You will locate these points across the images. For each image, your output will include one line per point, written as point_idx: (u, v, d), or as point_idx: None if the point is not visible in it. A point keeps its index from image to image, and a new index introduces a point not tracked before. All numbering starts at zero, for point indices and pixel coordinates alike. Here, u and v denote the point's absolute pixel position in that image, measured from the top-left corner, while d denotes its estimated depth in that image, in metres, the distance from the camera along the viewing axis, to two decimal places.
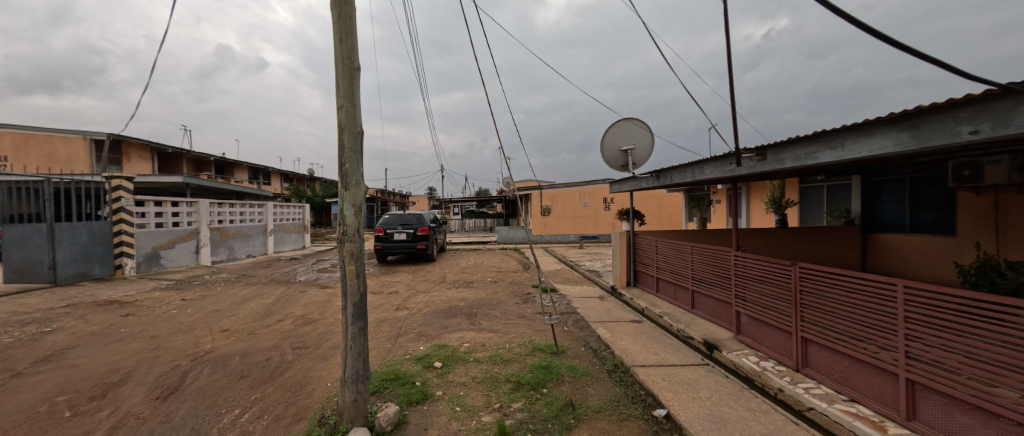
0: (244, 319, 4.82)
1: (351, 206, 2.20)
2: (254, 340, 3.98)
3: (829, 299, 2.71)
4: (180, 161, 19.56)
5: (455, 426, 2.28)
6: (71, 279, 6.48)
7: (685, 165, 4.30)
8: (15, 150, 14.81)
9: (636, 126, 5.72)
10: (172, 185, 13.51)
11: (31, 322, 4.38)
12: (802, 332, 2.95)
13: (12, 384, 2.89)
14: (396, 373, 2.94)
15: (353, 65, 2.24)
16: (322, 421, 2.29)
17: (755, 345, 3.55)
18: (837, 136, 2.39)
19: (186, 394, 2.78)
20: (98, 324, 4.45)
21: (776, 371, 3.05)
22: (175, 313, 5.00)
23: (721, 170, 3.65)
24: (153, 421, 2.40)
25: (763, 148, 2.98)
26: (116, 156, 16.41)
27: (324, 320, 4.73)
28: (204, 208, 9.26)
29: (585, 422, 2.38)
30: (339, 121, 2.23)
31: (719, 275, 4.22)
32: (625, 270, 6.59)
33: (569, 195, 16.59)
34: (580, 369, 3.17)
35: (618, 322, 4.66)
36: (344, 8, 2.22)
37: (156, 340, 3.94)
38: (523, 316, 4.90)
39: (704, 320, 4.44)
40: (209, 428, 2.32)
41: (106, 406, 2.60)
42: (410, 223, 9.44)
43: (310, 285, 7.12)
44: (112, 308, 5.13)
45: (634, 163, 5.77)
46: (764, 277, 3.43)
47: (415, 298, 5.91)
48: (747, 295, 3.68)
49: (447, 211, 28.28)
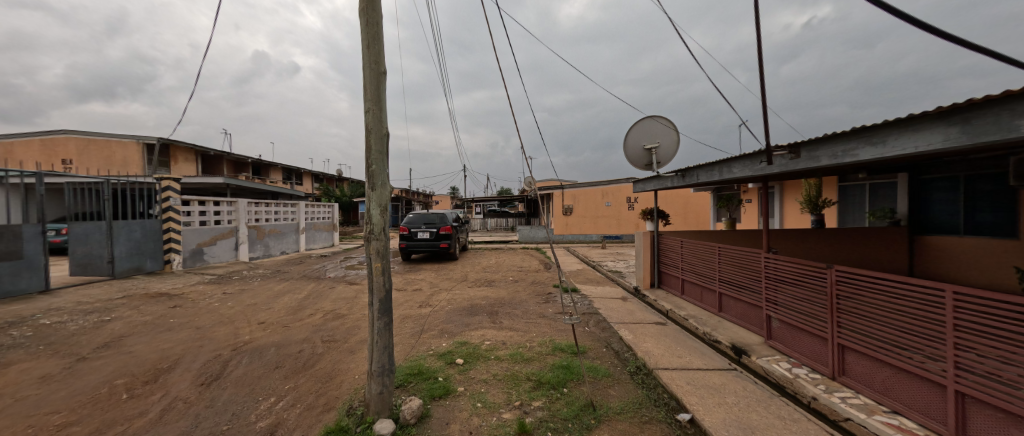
0: (279, 312, 5.11)
1: (378, 205, 2.29)
2: (287, 333, 4.20)
3: (869, 304, 2.57)
4: (221, 164, 20.88)
5: (476, 422, 2.33)
6: (126, 272, 7.04)
7: (711, 164, 4.18)
8: (79, 154, 16.36)
9: (661, 124, 5.59)
10: (213, 186, 14.44)
11: (92, 312, 4.78)
12: (839, 338, 2.80)
13: (78, 367, 3.19)
14: (420, 368, 3.02)
15: (380, 70, 2.32)
16: (351, 411, 2.41)
17: (785, 349, 3.41)
18: (877, 131, 2.26)
19: (227, 382, 2.97)
20: (150, 314, 4.83)
21: (810, 379, 2.92)
22: (217, 306, 5.36)
23: (751, 168, 3.51)
24: (197, 406, 2.59)
25: (796, 145, 2.85)
26: (165, 159, 17.67)
27: (351, 315, 4.93)
28: (243, 207, 9.80)
29: (606, 423, 2.36)
30: (367, 123, 2.33)
31: (748, 277, 4.07)
32: (649, 271, 6.45)
33: (590, 195, 16.45)
34: (601, 370, 3.15)
35: (640, 323, 4.58)
36: (371, 15, 2.30)
37: (201, 331, 4.24)
38: (544, 315, 4.91)
39: (733, 324, 4.29)
40: (248, 414, 2.48)
41: (157, 390, 2.82)
42: (434, 221, 9.63)
43: (339, 281, 7.42)
44: (161, 300, 5.55)
45: (658, 162, 5.63)
46: (797, 280, 3.29)
47: (438, 296, 6.04)
48: (779, 298, 3.53)
49: (467, 210, 28.64)
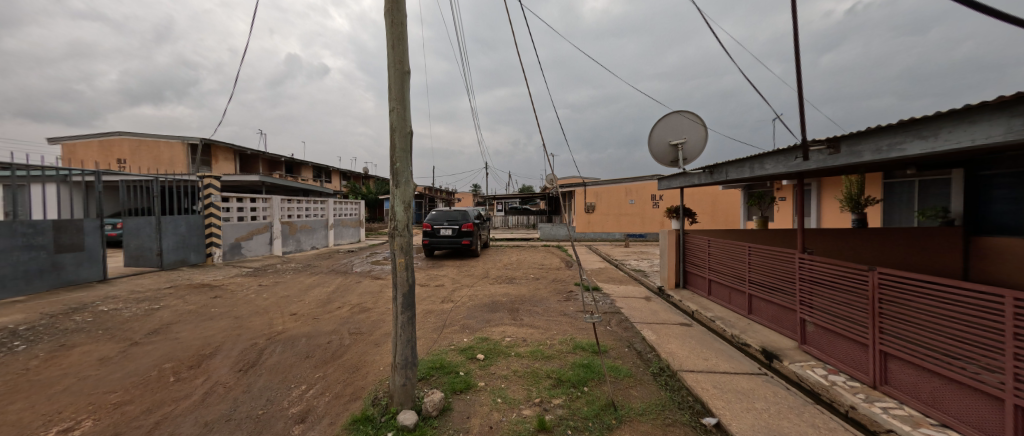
0: (310, 304, 5.34)
1: (402, 202, 2.34)
2: (316, 324, 4.39)
3: (916, 310, 2.39)
4: (257, 162, 21.99)
5: (496, 417, 2.35)
6: (173, 264, 7.56)
7: (741, 160, 4.01)
8: (132, 154, 17.68)
9: (688, 119, 5.41)
10: (250, 183, 15.22)
11: (143, 301, 5.17)
12: (882, 345, 2.63)
13: (131, 351, 3.46)
14: (442, 362, 3.08)
15: (405, 69, 2.37)
16: (376, 401, 2.49)
17: (821, 355, 3.23)
18: (928, 124, 2.10)
19: (262, 369, 3.15)
20: (194, 304, 5.17)
21: (847, 387, 2.76)
22: (253, 297, 5.67)
23: (785, 164, 3.33)
24: (236, 391, 2.76)
25: (835, 139, 2.68)
26: (207, 158, 18.81)
27: (377, 309, 5.09)
28: (276, 204, 10.29)
29: (627, 424, 2.33)
30: (391, 122, 2.38)
31: (781, 279, 3.88)
32: (675, 270, 6.28)
33: (614, 192, 16.17)
34: (623, 371, 3.10)
35: (665, 324, 4.48)
36: (396, 16, 2.35)
37: (239, 320, 4.50)
38: (565, 313, 4.88)
39: (764, 327, 4.11)
40: (281, 400, 2.62)
41: (200, 375, 3.03)
42: (456, 219, 9.76)
43: (365, 276, 7.67)
44: (203, 290, 5.93)
45: (685, 158, 5.45)
46: (835, 283, 3.11)
47: (460, 292, 6.13)
48: (815, 301, 3.34)
49: (489, 207, 28.85)
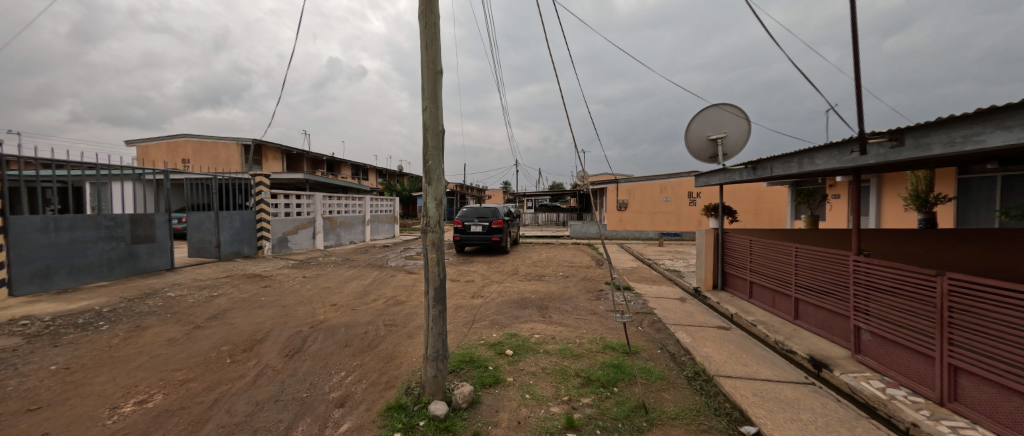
0: (348, 296, 5.63)
1: (434, 199, 2.39)
2: (354, 315, 4.62)
3: (992, 320, 2.14)
4: (302, 161, 23.40)
5: (524, 412, 2.37)
6: (229, 256, 8.23)
7: (788, 155, 3.75)
8: (195, 154, 19.40)
9: (729, 113, 5.13)
10: (295, 181, 16.22)
11: (204, 288, 5.68)
12: (950, 358, 2.37)
13: (194, 334, 3.81)
14: (471, 356, 3.14)
15: (437, 69, 2.43)
16: (409, 390, 2.59)
17: (878, 366, 2.97)
18: (1013, 112, 1.86)
19: (306, 355, 3.36)
20: (247, 292, 5.60)
21: (909, 402, 2.52)
22: (298, 287, 6.06)
23: (838, 159, 3.08)
24: (283, 374, 2.97)
25: (898, 131, 2.44)
26: (258, 157, 20.26)
27: (410, 302, 5.27)
28: (319, 200, 10.89)
29: (658, 427, 2.27)
30: (424, 121, 2.45)
31: (833, 282, 3.60)
32: (712, 271, 5.99)
33: (647, 189, 15.67)
34: (654, 373, 3.01)
35: (701, 326, 4.30)
36: (429, 17, 2.40)
37: (285, 309, 4.83)
38: (595, 312, 4.81)
39: (812, 334, 3.83)
40: (323, 385, 2.79)
41: (252, 358, 3.29)
42: (486, 215, 9.88)
43: (399, 270, 7.96)
44: (255, 280, 6.41)
45: (725, 153, 5.18)
46: (896, 288, 2.84)
47: (490, 288, 6.21)
48: (871, 308, 3.07)
49: (519, 204, 28.94)
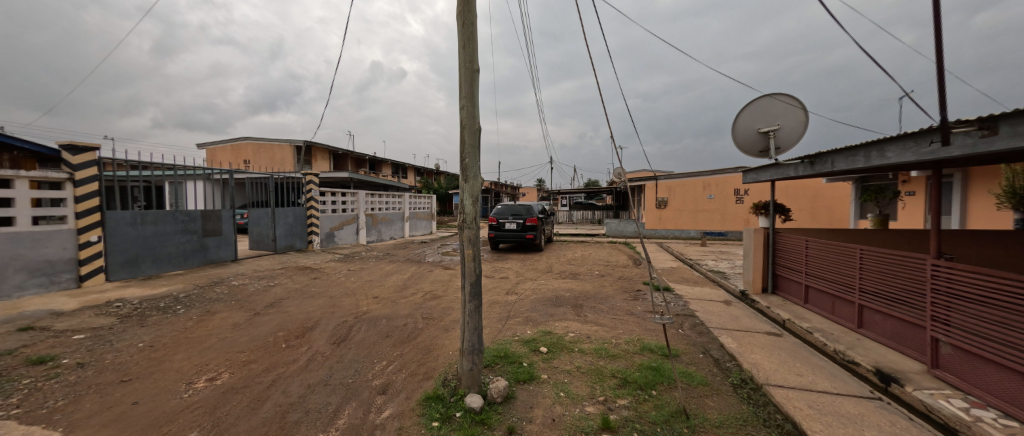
0: (389, 289, 5.89)
1: (470, 196, 2.46)
2: (394, 307, 4.83)
3: None
4: (347, 161, 24.77)
5: (559, 410, 2.36)
6: (283, 249, 8.91)
7: (852, 148, 3.42)
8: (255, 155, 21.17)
9: (783, 103, 4.73)
10: (341, 180, 17.20)
11: (262, 278, 6.19)
12: None
13: (254, 320, 4.18)
14: (506, 352, 3.18)
15: (474, 68, 2.46)
16: (446, 382, 2.67)
17: (960, 384, 2.64)
18: None
19: (351, 344, 3.57)
20: (299, 283, 6.04)
21: (999, 425, 2.22)
22: (344, 280, 6.43)
23: (914, 151, 2.76)
24: (331, 360, 3.18)
25: (990, 118, 2.15)
26: (308, 158, 21.72)
27: (446, 297, 5.43)
28: (362, 198, 11.48)
29: (700, 434, 2.17)
30: (461, 119, 2.50)
31: (905, 288, 3.24)
32: (762, 273, 5.61)
33: (689, 186, 14.95)
34: (696, 378, 2.88)
35: (748, 332, 4.04)
36: (468, 17, 2.44)
37: (332, 300, 5.15)
38: (631, 312, 4.69)
39: (878, 344, 3.48)
40: (366, 372, 2.95)
41: (304, 344, 3.54)
42: (521, 213, 9.91)
43: (436, 265, 8.20)
44: (305, 272, 6.89)
45: (777, 147, 4.82)
46: (984, 297, 2.50)
47: (524, 285, 6.24)
48: (953, 318, 2.73)
49: (554, 202, 28.71)
